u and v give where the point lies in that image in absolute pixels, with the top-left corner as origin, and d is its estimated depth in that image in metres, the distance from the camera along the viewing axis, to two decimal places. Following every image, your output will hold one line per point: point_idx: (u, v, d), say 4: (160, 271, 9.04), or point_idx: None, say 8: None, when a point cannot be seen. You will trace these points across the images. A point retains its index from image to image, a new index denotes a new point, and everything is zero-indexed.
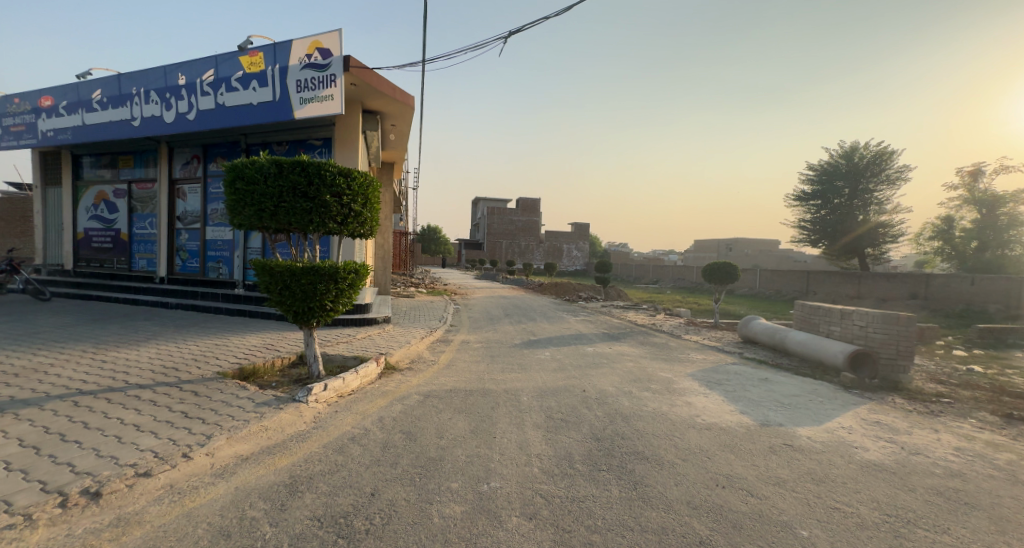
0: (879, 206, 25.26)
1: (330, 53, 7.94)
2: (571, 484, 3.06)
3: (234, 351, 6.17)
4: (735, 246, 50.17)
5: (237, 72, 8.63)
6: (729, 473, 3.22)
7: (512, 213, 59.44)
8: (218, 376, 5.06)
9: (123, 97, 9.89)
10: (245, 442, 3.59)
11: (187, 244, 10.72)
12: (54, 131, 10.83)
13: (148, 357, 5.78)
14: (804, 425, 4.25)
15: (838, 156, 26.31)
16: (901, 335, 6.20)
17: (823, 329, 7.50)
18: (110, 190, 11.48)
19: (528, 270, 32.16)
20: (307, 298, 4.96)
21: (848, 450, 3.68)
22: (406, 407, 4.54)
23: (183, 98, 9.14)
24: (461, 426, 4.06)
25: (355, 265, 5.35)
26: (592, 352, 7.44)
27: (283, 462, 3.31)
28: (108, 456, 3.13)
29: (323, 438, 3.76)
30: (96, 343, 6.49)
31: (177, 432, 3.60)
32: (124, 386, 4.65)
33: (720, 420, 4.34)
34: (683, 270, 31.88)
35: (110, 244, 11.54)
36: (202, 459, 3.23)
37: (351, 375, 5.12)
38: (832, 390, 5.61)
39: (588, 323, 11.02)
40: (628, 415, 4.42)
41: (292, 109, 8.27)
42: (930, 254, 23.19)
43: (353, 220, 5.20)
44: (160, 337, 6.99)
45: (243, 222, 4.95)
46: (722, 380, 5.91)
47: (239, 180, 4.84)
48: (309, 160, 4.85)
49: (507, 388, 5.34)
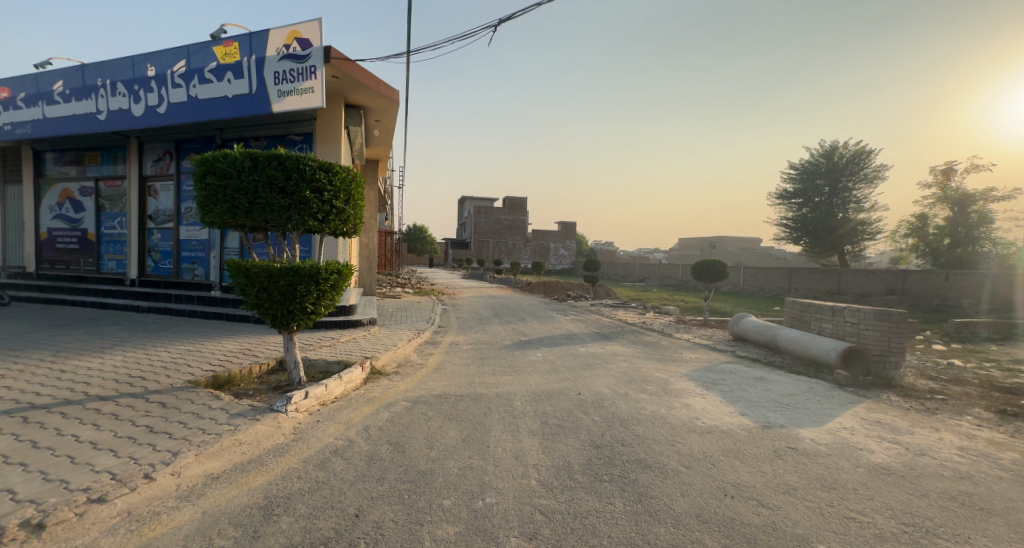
0: (857, 204, 25.74)
1: (310, 44, 7.60)
2: (573, 497, 2.86)
3: (208, 357, 5.82)
4: (717, 244, 50.72)
5: (210, 63, 8.22)
6: (737, 481, 3.05)
7: (498, 212, 59.20)
8: (190, 385, 4.73)
9: (88, 89, 9.38)
10: (216, 459, 3.33)
11: (160, 245, 10.24)
12: (13, 124, 10.22)
13: (114, 366, 5.41)
14: (805, 426, 4.12)
15: (818, 156, 26.74)
16: (893, 332, 6.16)
17: (814, 326, 7.47)
18: (75, 187, 10.90)
19: (515, 270, 31.89)
20: (286, 300, 4.67)
21: (854, 452, 3.55)
22: (394, 415, 4.28)
23: (153, 90, 8.68)
24: (453, 435, 3.83)
25: (337, 265, 5.06)
26: (585, 353, 7.27)
27: (258, 481, 3.04)
28: (57, 480, 2.88)
29: (304, 452, 3.49)
30: (57, 351, 6.07)
31: (139, 450, 3.32)
32: (84, 398, 4.31)
33: (721, 423, 4.19)
34: (669, 268, 32.08)
35: (76, 245, 10.96)
36: (167, 480, 2.99)
37: (334, 382, 4.84)
38: (828, 389, 5.54)
39: (578, 323, 10.88)
40: (627, 419, 4.24)
41: (269, 102, 7.89)
42: (906, 251, 23.69)
43: (335, 217, 4.91)
44: (129, 342, 6.60)
45: (214, 220, 4.61)
46: (718, 380, 5.78)
47: (210, 174, 4.50)
48: (286, 154, 4.54)
49: (499, 392, 5.12)
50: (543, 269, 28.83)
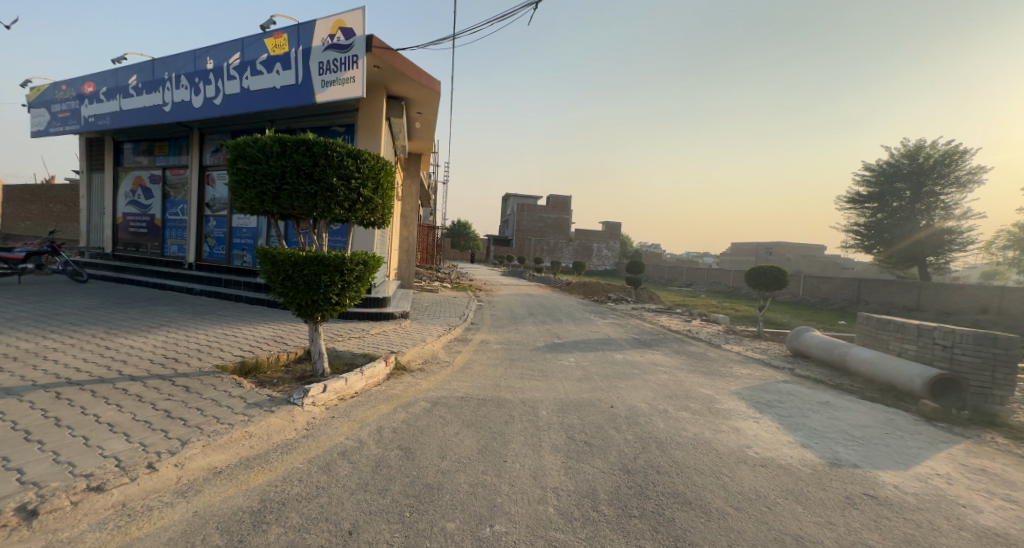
0: (945, 210, 23.09)
1: (353, 33, 7.55)
2: (595, 534, 2.46)
3: (241, 343, 5.82)
4: (775, 249, 47.48)
5: (262, 55, 8.39)
6: (799, 534, 2.56)
7: (543, 212, 58.67)
8: (216, 371, 4.69)
9: (156, 83, 9.87)
10: (223, 451, 3.11)
11: (215, 231, 10.67)
12: (95, 116, 10.97)
13: (154, 346, 5.48)
14: (885, 468, 3.50)
15: (900, 156, 24.27)
16: (998, 361, 5.36)
17: (892, 347, 6.55)
18: (146, 175, 11.60)
19: (555, 270, 31.52)
20: (310, 289, 4.57)
21: (952, 512, 2.92)
22: (410, 417, 4.04)
23: (211, 82, 9.00)
24: (469, 444, 3.52)
25: (363, 256, 4.93)
26: (622, 361, 6.73)
27: (258, 480, 2.82)
28: (65, 462, 2.73)
29: (311, 451, 3.27)
30: (108, 327, 6.31)
31: (151, 436, 3.13)
32: (116, 376, 4.29)
33: (778, 456, 3.63)
34: (720, 273, 30.44)
35: (145, 229, 11.66)
36: (168, 472, 2.78)
37: (355, 376, 4.67)
38: (911, 423, 4.76)
39: (617, 327, 10.31)
40: (663, 441, 3.76)
41: (314, 92, 7.94)
42: (1003, 265, 20.95)
43: (361, 206, 4.76)
44: (174, 323, 6.79)
45: (244, 206, 4.55)
46: (773, 402, 5.11)
47: (241, 159, 4.43)
48: (314, 140, 4.43)
49: (525, 398, 4.76)
50: (585, 270, 28.05)
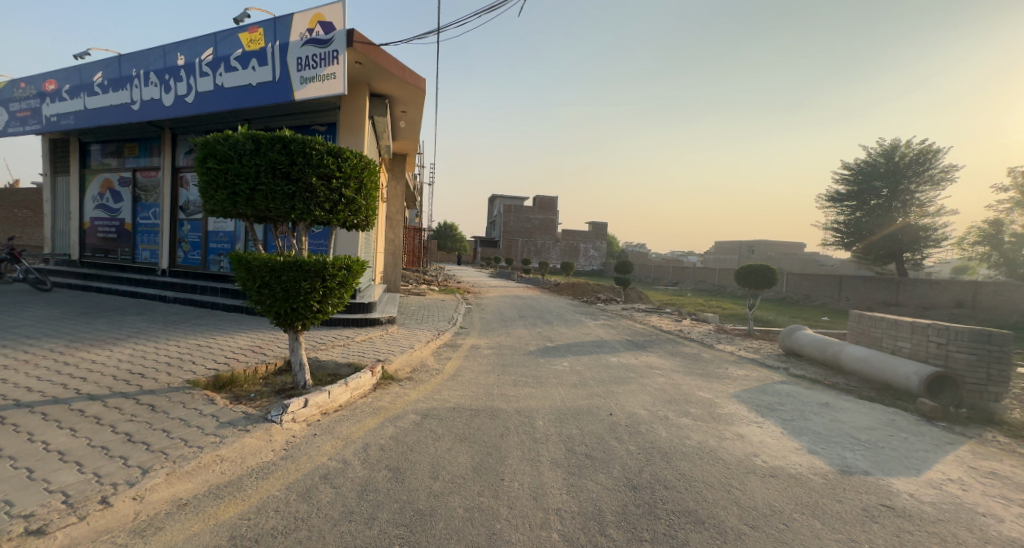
0: (921, 207, 23.53)
1: (333, 27, 7.24)
2: None
3: (215, 355, 5.45)
4: (757, 247, 48.11)
5: (236, 50, 8.00)
6: None
7: (529, 212, 58.56)
8: (188, 386, 4.34)
9: (123, 80, 9.38)
10: (190, 480, 2.79)
11: (189, 236, 10.20)
12: (58, 116, 10.40)
13: (119, 360, 5.08)
14: (896, 475, 3.37)
15: (877, 155, 24.74)
16: (992, 357, 5.31)
17: (886, 345, 6.49)
18: (115, 177, 11.05)
19: (543, 270, 31.50)
20: (289, 297, 4.27)
21: (974, 522, 2.79)
22: (399, 432, 3.78)
23: (182, 79, 8.57)
24: (462, 462, 3.27)
25: (346, 260, 4.63)
26: (617, 364, 6.53)
27: (228, 513, 2.52)
28: (2, 501, 2.39)
29: (289, 475, 2.96)
30: (70, 340, 5.87)
31: (107, 465, 2.80)
32: (74, 396, 3.91)
33: (787, 464, 3.46)
34: (705, 271, 30.72)
35: (114, 234, 11.11)
36: (125, 507, 2.46)
37: (339, 388, 4.40)
38: (914, 423, 4.67)
39: (609, 328, 10.12)
40: (668, 452, 3.57)
41: (292, 89, 7.60)
42: (974, 260, 21.33)
43: (344, 208, 4.48)
44: (144, 334, 6.38)
45: (215, 208, 4.23)
46: (774, 405, 4.97)
47: (210, 158, 4.10)
48: (292, 137, 4.14)
49: (520, 407, 4.53)
50: (574, 270, 27.92)
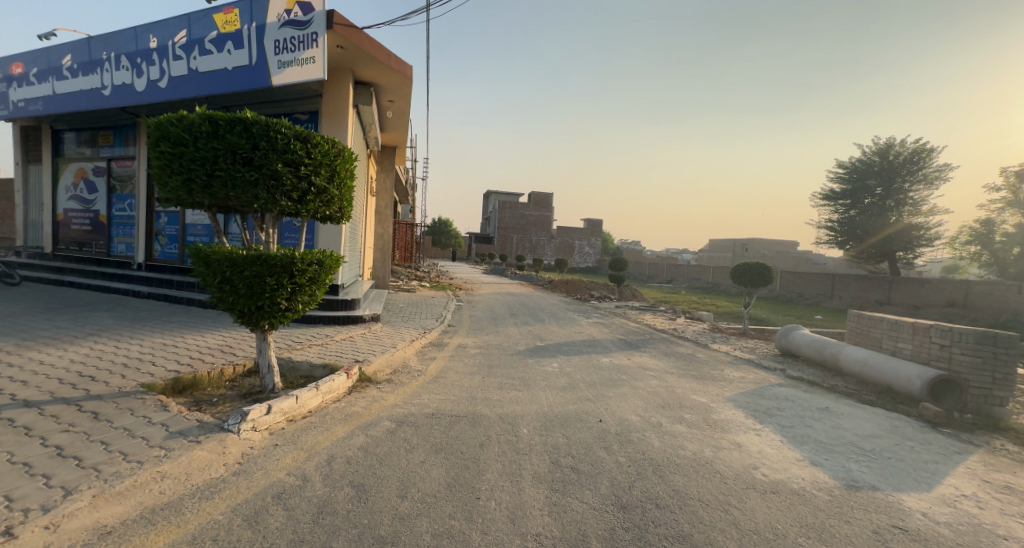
0: (914, 206, 23.48)
1: (312, 8, 6.86)
2: None
3: (179, 355, 5.09)
4: (751, 246, 48.07)
5: (211, 32, 7.59)
6: None
7: (524, 208, 58.16)
8: (142, 390, 4.00)
9: (93, 63, 8.92)
10: (120, 502, 2.46)
11: (166, 229, 9.78)
12: (26, 101, 9.91)
13: (72, 361, 4.69)
14: (906, 491, 3.11)
15: (872, 153, 24.63)
16: (997, 360, 5.07)
17: (886, 346, 6.26)
18: (89, 167, 10.59)
19: (537, 266, 31.25)
20: (254, 294, 3.93)
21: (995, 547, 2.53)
22: (370, 442, 3.47)
23: (155, 62, 8.14)
24: (435, 477, 2.96)
25: (318, 255, 4.30)
26: (608, 366, 6.24)
27: (156, 544, 2.20)
28: None
29: (238, 495, 2.64)
30: (25, 338, 5.47)
31: (23, 486, 2.46)
32: (8, 401, 3.54)
33: (789, 478, 3.19)
34: (700, 269, 30.57)
35: (89, 226, 10.65)
36: (34, 538, 2.14)
37: (309, 393, 4.08)
38: (920, 430, 4.43)
39: (601, 327, 9.83)
40: (661, 464, 3.28)
41: (269, 74, 7.22)
42: (966, 259, 21.22)
43: (314, 197, 4.14)
44: (107, 331, 6.00)
45: (169, 196, 3.86)
46: (773, 410, 4.71)
47: (162, 141, 3.72)
48: (254, 119, 3.79)
49: (504, 413, 4.23)
50: (568, 267, 27.51)
